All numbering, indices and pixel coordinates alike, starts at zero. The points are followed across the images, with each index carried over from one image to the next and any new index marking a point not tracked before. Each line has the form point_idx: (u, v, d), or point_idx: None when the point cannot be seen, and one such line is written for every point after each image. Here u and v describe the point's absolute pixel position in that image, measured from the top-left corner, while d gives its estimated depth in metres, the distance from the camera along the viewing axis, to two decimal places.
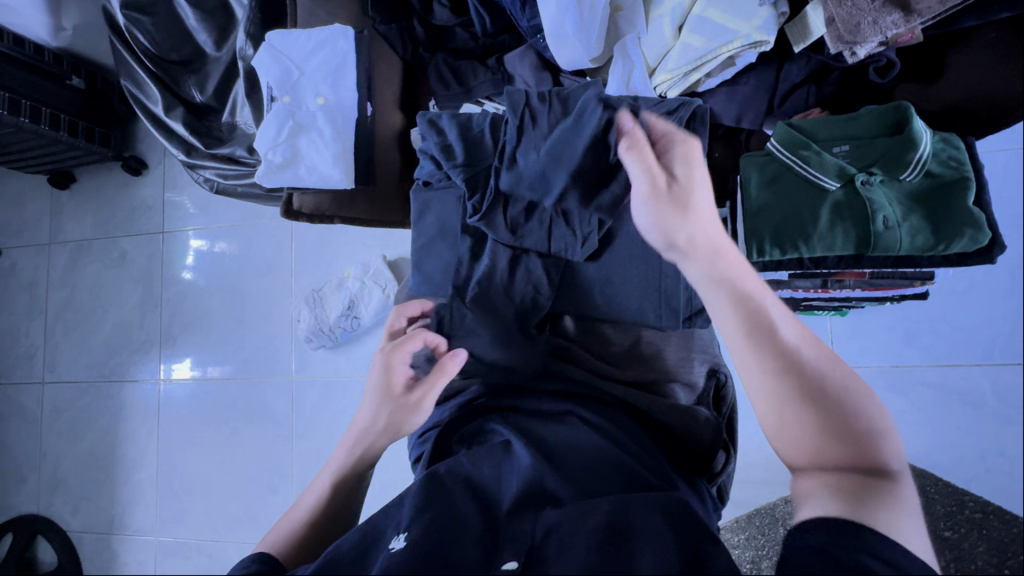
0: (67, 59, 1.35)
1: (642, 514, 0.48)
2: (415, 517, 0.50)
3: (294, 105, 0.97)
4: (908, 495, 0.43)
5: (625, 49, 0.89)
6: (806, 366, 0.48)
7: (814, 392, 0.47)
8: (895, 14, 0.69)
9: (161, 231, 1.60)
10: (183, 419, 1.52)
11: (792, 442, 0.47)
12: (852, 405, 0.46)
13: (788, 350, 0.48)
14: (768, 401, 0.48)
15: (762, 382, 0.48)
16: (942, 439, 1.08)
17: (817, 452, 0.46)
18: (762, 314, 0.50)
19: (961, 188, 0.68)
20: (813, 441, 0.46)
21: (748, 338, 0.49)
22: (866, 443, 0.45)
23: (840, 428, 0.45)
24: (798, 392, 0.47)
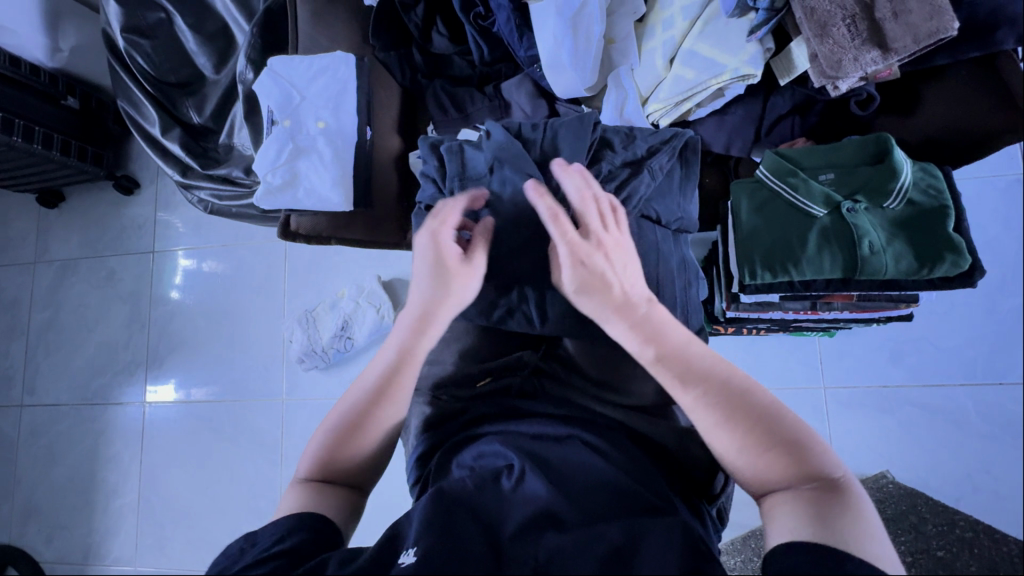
0: (63, 80, 1.36)
1: (639, 540, 0.48)
2: (422, 533, 0.50)
3: (294, 128, 0.99)
4: (853, 497, 0.47)
5: (618, 80, 0.93)
6: (731, 391, 0.53)
7: (743, 414, 0.52)
8: (873, 52, 0.72)
9: (151, 251, 1.59)
10: (168, 443, 1.48)
11: (741, 467, 0.52)
12: (777, 420, 0.51)
13: (707, 380, 0.54)
14: (711, 425, 0.53)
15: (705, 409, 0.53)
16: (930, 458, 1.10)
17: (759, 473, 0.50)
18: (681, 353, 0.56)
19: (941, 216, 0.71)
20: (756, 463, 0.50)
21: (665, 372, 0.56)
22: (797, 454, 0.49)
23: (772, 446, 0.50)
24: (738, 414, 0.52)
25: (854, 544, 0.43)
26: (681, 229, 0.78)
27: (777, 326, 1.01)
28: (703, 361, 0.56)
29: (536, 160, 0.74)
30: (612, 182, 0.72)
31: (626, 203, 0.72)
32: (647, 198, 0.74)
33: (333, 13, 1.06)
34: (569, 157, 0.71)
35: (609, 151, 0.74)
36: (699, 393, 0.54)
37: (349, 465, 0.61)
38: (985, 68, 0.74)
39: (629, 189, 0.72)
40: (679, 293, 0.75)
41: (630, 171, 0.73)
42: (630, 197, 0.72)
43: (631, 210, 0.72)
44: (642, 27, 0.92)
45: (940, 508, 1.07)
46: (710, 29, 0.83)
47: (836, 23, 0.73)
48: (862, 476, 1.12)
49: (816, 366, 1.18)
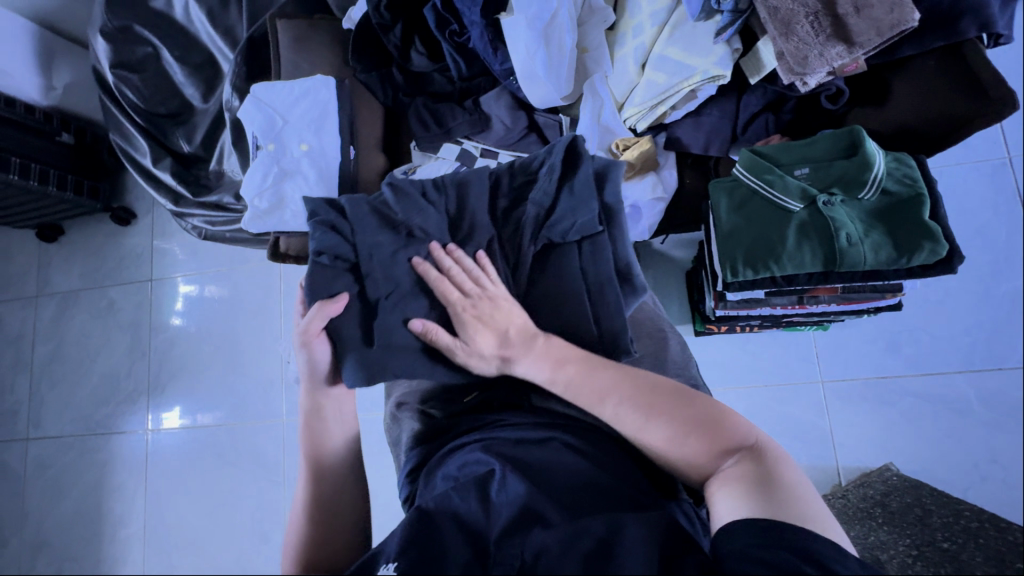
0: (58, 116, 1.39)
1: (623, 532, 0.49)
2: (405, 545, 0.50)
3: (278, 151, 1.00)
4: (769, 454, 0.52)
5: (593, 87, 0.94)
6: (644, 392, 0.59)
7: (658, 408, 0.58)
8: (839, 47, 0.73)
9: (149, 279, 1.62)
10: (171, 471, 1.48)
11: (676, 455, 0.56)
12: (687, 406, 0.57)
13: (620, 384, 0.61)
14: (637, 425, 0.58)
15: (628, 411, 0.59)
16: (934, 448, 1.09)
17: (691, 456, 0.55)
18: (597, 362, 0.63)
19: (917, 204, 0.71)
20: (684, 448, 0.56)
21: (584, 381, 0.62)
22: (716, 432, 0.55)
23: (689, 428, 0.56)
24: (657, 410, 0.58)
25: (782, 505, 0.47)
26: (585, 234, 0.72)
27: (769, 322, 1.01)
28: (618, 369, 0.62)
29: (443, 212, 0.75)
30: (509, 223, 0.75)
31: (526, 235, 0.73)
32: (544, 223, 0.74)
33: (314, 39, 1.09)
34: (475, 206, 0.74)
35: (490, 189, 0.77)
36: (619, 401, 0.59)
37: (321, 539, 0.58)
38: (951, 57, 0.74)
39: (524, 221, 0.74)
40: (591, 308, 0.71)
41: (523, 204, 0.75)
42: (529, 227, 0.73)
43: (532, 240, 0.73)
44: (613, 35, 0.94)
45: (946, 499, 0.99)
46: (678, 34, 0.85)
47: (799, 20, 0.74)
48: (866, 470, 1.11)
49: (813, 361, 1.17)
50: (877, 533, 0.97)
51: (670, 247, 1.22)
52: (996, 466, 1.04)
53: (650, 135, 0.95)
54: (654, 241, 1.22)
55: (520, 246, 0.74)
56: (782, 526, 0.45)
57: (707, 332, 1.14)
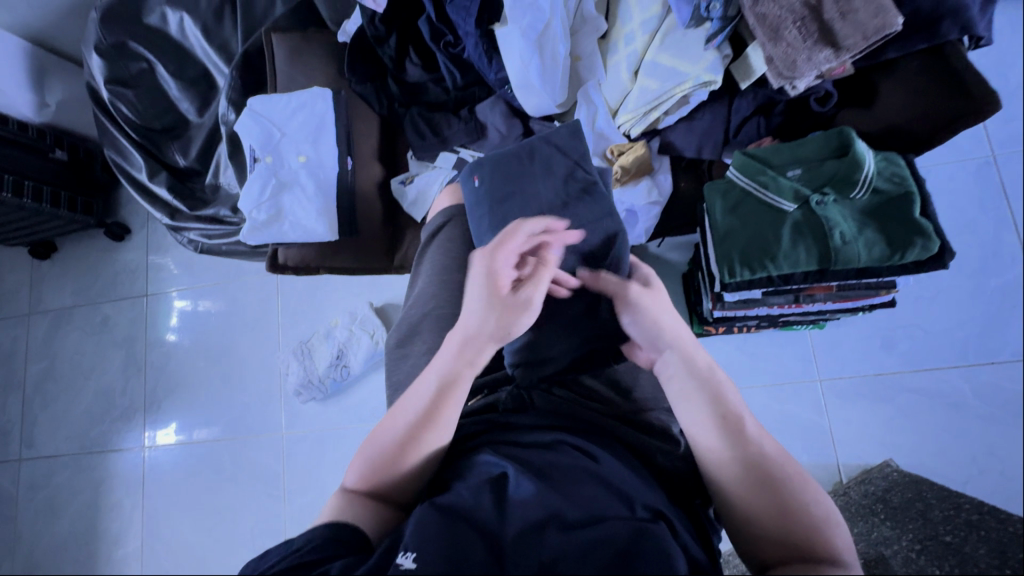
0: (51, 133, 1.39)
1: (640, 540, 0.49)
2: (421, 541, 0.50)
3: (276, 163, 1.01)
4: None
5: (587, 95, 0.97)
6: (759, 447, 0.54)
7: (764, 463, 0.53)
8: (826, 51, 0.75)
9: (144, 294, 1.61)
10: (170, 489, 1.47)
11: (750, 510, 0.52)
12: (794, 481, 0.52)
13: (735, 422, 0.56)
14: (733, 462, 0.54)
15: (730, 445, 0.55)
16: (933, 443, 1.10)
17: (764, 523, 0.51)
18: (716, 389, 0.58)
19: (908, 202, 0.73)
20: (765, 509, 0.51)
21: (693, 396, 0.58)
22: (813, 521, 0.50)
23: (784, 501, 0.51)
24: (760, 461, 0.53)
25: None
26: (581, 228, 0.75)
27: (765, 321, 1.03)
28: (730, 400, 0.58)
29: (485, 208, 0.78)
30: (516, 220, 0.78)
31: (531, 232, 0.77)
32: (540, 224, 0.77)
33: (309, 52, 1.10)
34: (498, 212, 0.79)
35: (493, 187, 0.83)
36: (722, 432, 0.55)
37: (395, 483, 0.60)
38: (935, 58, 0.77)
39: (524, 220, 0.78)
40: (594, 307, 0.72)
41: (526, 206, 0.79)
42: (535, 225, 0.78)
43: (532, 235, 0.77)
44: (605, 44, 0.96)
45: (947, 494, 0.94)
46: (669, 41, 0.86)
47: (787, 26, 0.76)
48: (866, 466, 1.12)
49: (810, 359, 1.18)
50: (879, 530, 0.94)
51: (665, 249, 1.24)
52: None
53: (643, 140, 0.96)
54: (650, 245, 1.24)
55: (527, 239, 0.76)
56: None
57: (705, 332, 1.15)
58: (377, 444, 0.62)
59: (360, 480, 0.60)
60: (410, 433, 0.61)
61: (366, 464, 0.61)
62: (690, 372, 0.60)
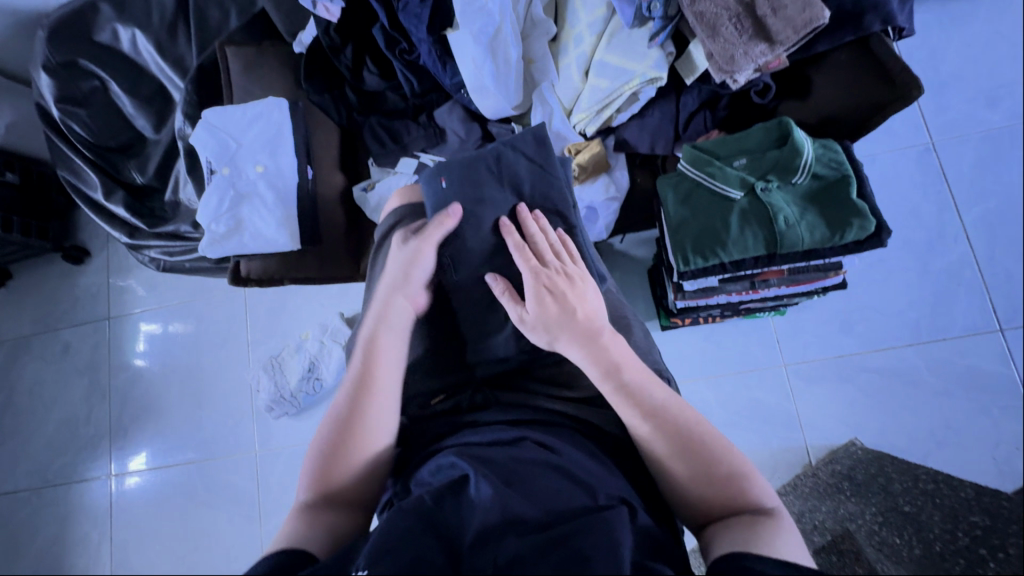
0: (1, 156, 1.35)
1: (596, 547, 0.48)
2: (376, 556, 0.48)
3: (234, 175, 1.00)
4: (781, 527, 0.51)
5: (542, 96, 0.99)
6: (692, 435, 0.57)
7: (693, 448, 0.56)
8: (761, 45, 0.79)
9: (107, 317, 1.56)
10: (138, 520, 1.41)
11: (690, 494, 0.56)
12: (717, 454, 0.56)
13: (666, 420, 0.58)
14: (667, 454, 0.57)
15: (660, 435, 0.57)
16: (895, 419, 1.14)
17: (706, 501, 0.55)
18: (637, 385, 0.60)
19: (845, 185, 0.76)
20: (708, 494, 0.55)
21: (625, 403, 0.60)
22: (738, 486, 0.55)
23: (715, 477, 0.55)
24: (688, 444, 0.56)
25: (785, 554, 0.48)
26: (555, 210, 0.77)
27: (727, 310, 1.05)
28: (656, 393, 0.60)
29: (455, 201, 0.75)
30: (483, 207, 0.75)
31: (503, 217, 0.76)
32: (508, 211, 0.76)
33: (265, 63, 1.10)
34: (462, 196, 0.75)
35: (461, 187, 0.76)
36: (656, 423, 0.58)
37: (339, 483, 0.61)
38: (863, 49, 0.81)
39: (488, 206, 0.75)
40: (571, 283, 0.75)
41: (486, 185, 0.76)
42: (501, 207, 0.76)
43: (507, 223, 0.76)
44: (556, 46, 0.98)
45: (907, 467, 0.98)
46: (616, 41, 0.89)
47: (724, 23, 0.79)
48: (833, 447, 1.15)
49: (774, 345, 1.22)
50: (843, 505, 0.97)
51: (630, 245, 1.26)
52: (950, 431, 1.10)
53: (599, 138, 0.99)
54: (615, 241, 1.26)
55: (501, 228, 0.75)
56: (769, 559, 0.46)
57: (672, 324, 1.18)
58: (323, 439, 0.63)
59: (310, 489, 0.61)
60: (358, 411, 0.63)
61: (314, 470, 0.62)
62: (608, 371, 0.62)
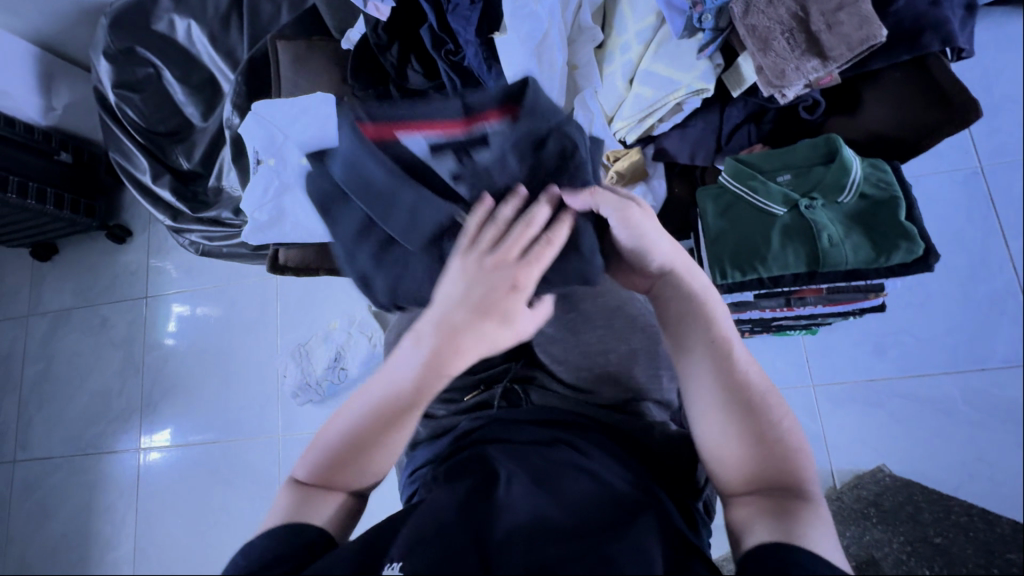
0: (57, 136, 1.41)
1: (623, 558, 0.48)
2: (408, 548, 0.51)
3: (279, 166, 1.04)
4: (819, 516, 0.49)
5: (584, 101, 0.97)
6: (752, 398, 0.55)
7: (761, 416, 0.55)
8: (813, 61, 0.78)
9: (145, 297, 1.61)
10: (163, 491, 1.46)
11: (731, 457, 0.54)
12: (782, 428, 0.54)
13: (742, 382, 0.56)
14: (716, 412, 0.56)
15: (716, 388, 0.56)
16: (926, 448, 1.11)
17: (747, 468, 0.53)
18: (709, 337, 0.59)
19: (893, 206, 0.75)
20: (751, 462, 0.53)
21: (707, 356, 0.58)
22: (784, 464, 0.52)
23: (774, 448, 0.53)
24: (741, 406, 0.55)
25: (813, 543, 0.46)
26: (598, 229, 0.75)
27: (758, 326, 1.04)
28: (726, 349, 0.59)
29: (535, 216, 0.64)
30: None
31: None
32: None
33: (313, 59, 1.12)
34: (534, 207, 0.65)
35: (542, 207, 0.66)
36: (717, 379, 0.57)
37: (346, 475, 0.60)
38: (919, 69, 0.79)
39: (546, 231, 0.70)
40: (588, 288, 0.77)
41: None
42: None
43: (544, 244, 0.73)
44: (602, 53, 0.99)
45: (937, 495, 1.06)
46: (663, 51, 0.89)
47: (776, 37, 0.79)
48: (859, 471, 1.13)
49: (803, 364, 1.20)
50: (872, 532, 1.06)
51: None
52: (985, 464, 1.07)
53: (639, 146, 0.99)
54: None
55: None
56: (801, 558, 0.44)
57: None
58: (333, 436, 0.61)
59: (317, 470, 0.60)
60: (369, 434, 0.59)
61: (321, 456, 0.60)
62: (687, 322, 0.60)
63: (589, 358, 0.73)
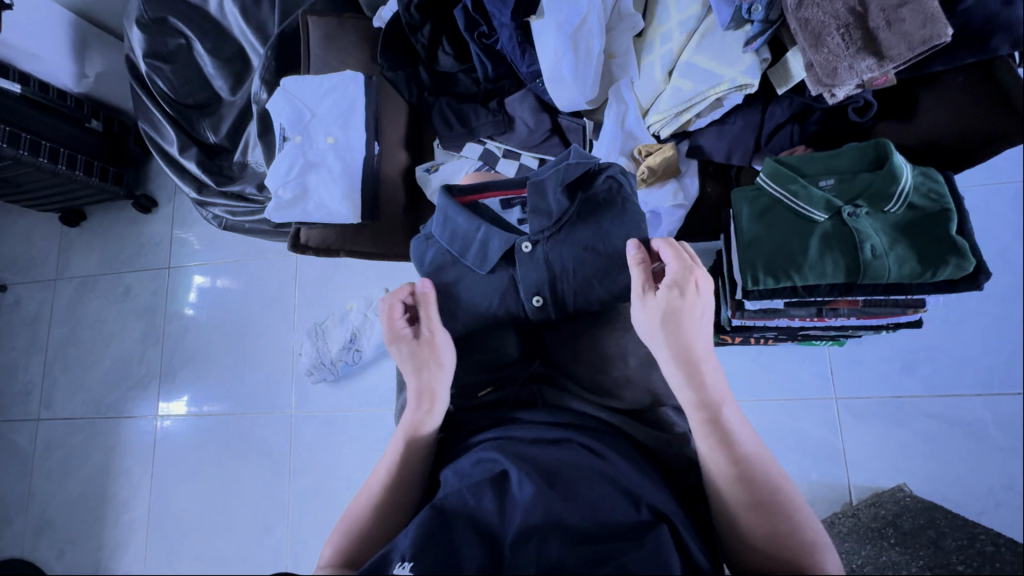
0: (88, 103, 1.41)
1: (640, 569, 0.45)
2: (420, 547, 0.48)
3: (305, 143, 1.02)
4: None
5: (619, 92, 0.96)
6: (768, 481, 0.53)
7: (772, 508, 0.52)
8: (869, 60, 0.74)
9: (166, 267, 1.62)
10: (177, 459, 1.49)
11: (751, 541, 0.52)
12: (796, 521, 0.51)
13: (750, 471, 0.54)
14: (728, 491, 0.54)
15: (727, 466, 0.55)
16: (951, 471, 1.07)
17: (765, 553, 0.51)
18: (717, 411, 0.57)
19: (943, 219, 0.71)
20: (768, 547, 0.51)
21: (709, 442, 0.57)
22: (804, 550, 0.49)
23: (789, 542, 0.50)
24: (756, 488, 0.53)
25: None
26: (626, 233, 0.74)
27: (784, 334, 1.01)
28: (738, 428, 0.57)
29: (556, 217, 0.73)
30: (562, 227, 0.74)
31: (568, 246, 0.73)
32: (581, 246, 0.73)
33: (343, 36, 1.10)
34: (556, 210, 0.73)
35: (563, 209, 0.74)
36: (729, 457, 0.55)
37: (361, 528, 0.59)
38: (984, 73, 0.74)
39: (568, 235, 0.74)
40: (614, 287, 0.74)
41: (578, 208, 0.75)
42: (571, 234, 0.74)
43: (567, 245, 0.73)
44: (641, 42, 0.95)
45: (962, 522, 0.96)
46: (706, 42, 0.85)
47: (831, 32, 0.74)
48: (878, 490, 1.10)
49: (827, 376, 1.16)
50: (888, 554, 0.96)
51: None
52: (1012, 492, 1.03)
53: (673, 142, 0.96)
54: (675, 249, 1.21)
55: (556, 245, 0.74)
56: None
57: (722, 342, 1.14)
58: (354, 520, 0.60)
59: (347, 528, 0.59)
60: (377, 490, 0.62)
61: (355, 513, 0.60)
62: (697, 389, 0.58)
63: (607, 359, 0.73)
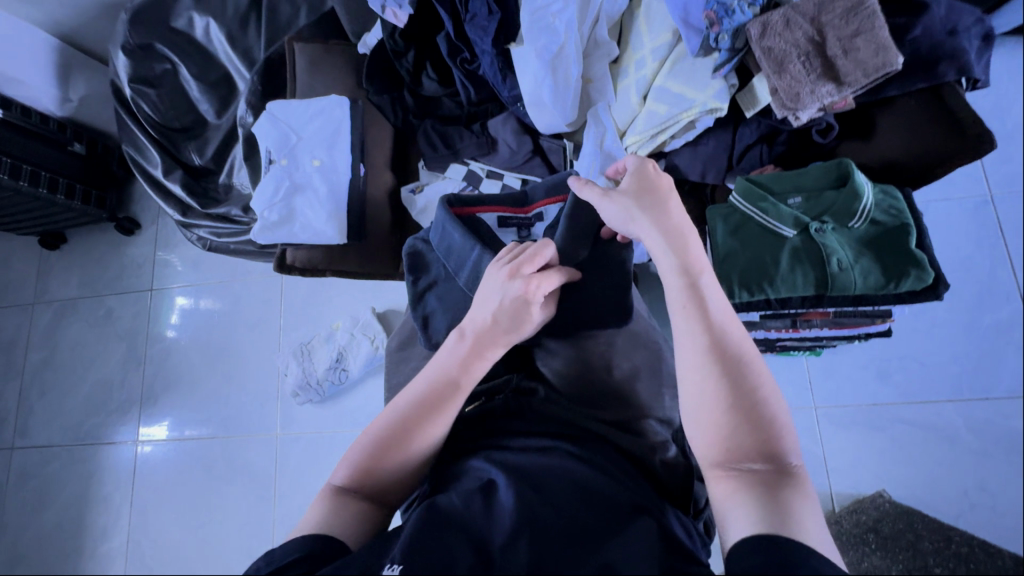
0: (70, 126, 1.42)
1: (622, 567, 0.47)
2: (410, 552, 0.48)
3: (291, 166, 1.04)
4: (803, 492, 0.48)
5: (597, 115, 1.00)
6: (741, 365, 0.53)
7: (744, 386, 0.52)
8: (828, 86, 0.79)
9: (149, 289, 1.61)
10: (158, 484, 1.46)
11: (721, 423, 0.52)
12: (764, 403, 0.52)
13: (723, 348, 0.54)
14: (702, 371, 0.54)
15: (699, 343, 0.55)
16: (928, 475, 1.10)
17: (733, 439, 0.51)
18: (692, 281, 0.58)
19: (904, 234, 0.75)
20: (738, 433, 0.51)
21: (687, 316, 0.56)
22: (772, 441, 0.50)
23: (758, 428, 0.51)
24: (732, 376, 0.53)
25: (801, 521, 0.46)
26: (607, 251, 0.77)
27: (763, 345, 1.04)
28: (716, 310, 0.56)
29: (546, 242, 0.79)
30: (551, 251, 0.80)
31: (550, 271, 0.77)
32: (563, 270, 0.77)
33: (329, 61, 1.13)
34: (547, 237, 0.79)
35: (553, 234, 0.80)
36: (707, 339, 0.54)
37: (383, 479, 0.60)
38: (935, 97, 0.79)
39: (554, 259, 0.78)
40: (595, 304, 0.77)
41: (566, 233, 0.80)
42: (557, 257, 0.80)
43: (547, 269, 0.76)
44: (616, 68, 0.99)
45: (938, 524, 1.07)
46: (678, 68, 0.89)
47: (792, 60, 0.79)
48: (859, 496, 1.12)
49: (805, 385, 1.19)
50: (870, 559, 1.09)
51: None
52: (986, 494, 1.07)
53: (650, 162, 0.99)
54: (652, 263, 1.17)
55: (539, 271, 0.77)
56: (792, 546, 0.43)
57: None
58: (378, 430, 0.61)
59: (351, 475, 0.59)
60: (416, 423, 0.61)
61: (360, 461, 0.60)
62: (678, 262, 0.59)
63: (589, 373, 0.74)
